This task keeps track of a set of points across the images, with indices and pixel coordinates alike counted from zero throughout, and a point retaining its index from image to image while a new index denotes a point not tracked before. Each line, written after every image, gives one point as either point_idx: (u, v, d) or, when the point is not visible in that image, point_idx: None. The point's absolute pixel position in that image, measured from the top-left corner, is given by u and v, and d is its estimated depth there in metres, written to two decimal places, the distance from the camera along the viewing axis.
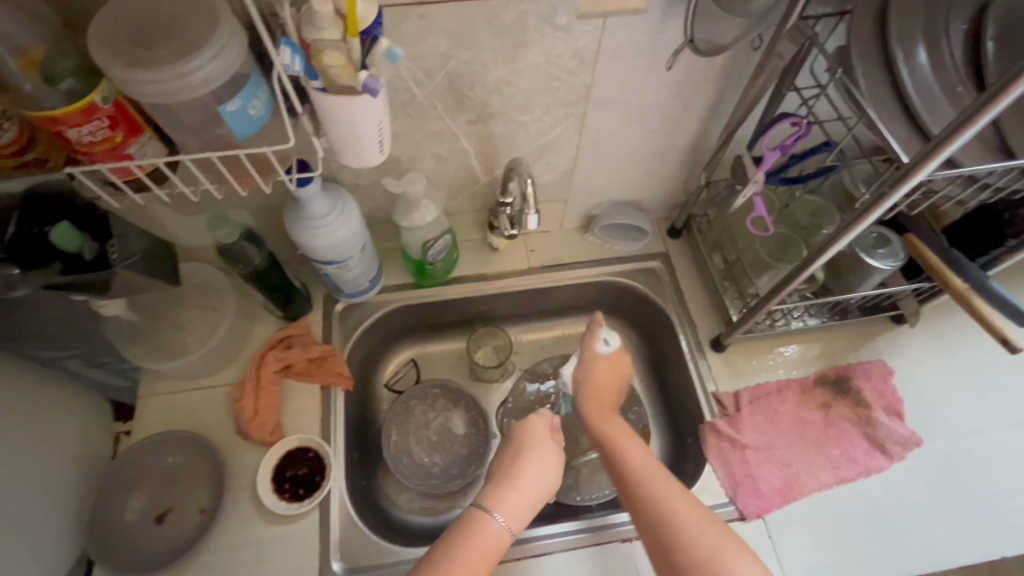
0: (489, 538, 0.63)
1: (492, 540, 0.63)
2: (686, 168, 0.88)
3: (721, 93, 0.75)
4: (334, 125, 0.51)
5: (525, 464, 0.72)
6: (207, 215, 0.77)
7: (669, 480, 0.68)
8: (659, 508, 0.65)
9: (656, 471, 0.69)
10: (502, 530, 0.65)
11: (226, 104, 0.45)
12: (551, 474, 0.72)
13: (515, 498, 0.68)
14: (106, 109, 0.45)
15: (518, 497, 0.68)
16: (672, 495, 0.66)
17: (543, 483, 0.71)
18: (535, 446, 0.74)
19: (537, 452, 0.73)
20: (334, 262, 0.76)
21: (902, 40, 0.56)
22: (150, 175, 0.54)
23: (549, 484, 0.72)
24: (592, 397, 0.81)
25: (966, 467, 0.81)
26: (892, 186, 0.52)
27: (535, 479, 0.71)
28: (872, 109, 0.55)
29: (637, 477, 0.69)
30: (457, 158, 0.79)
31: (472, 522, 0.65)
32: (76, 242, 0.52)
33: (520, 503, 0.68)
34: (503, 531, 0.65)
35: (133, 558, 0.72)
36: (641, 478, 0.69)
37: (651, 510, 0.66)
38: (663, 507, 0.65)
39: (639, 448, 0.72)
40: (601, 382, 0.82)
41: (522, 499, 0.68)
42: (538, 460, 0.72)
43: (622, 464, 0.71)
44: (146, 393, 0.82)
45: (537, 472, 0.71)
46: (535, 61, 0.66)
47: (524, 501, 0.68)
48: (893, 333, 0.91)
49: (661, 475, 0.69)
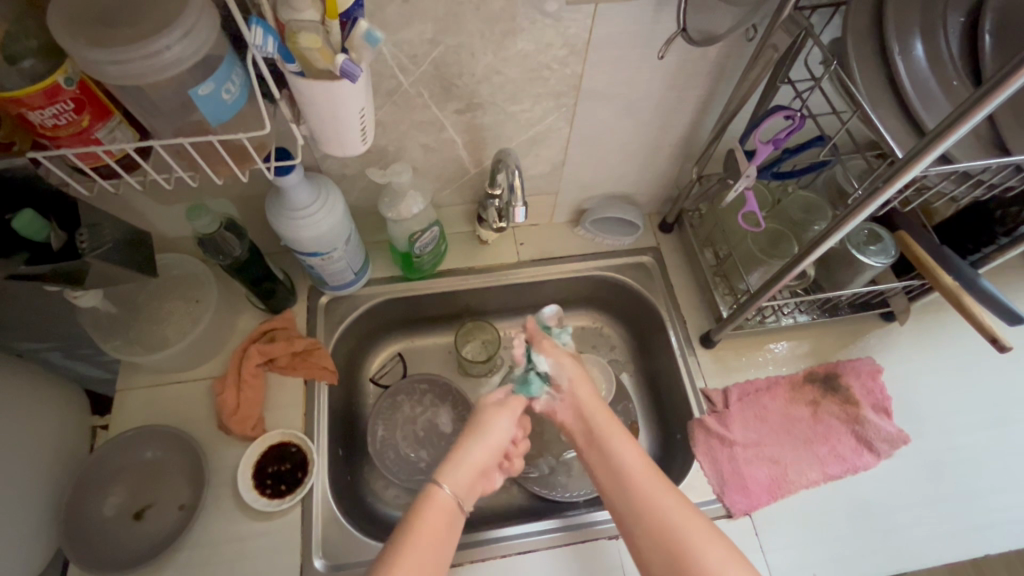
0: (439, 511, 0.62)
1: (445, 510, 0.63)
2: (678, 162, 0.87)
3: (715, 85, 0.73)
4: (313, 112, 0.49)
5: (475, 437, 0.69)
6: (186, 204, 0.75)
7: (665, 485, 0.66)
8: (655, 516, 0.64)
9: (652, 474, 0.67)
10: (450, 498, 0.64)
11: (197, 87, 0.43)
12: (500, 441, 0.70)
13: (458, 467, 0.67)
14: (71, 91, 0.43)
15: (466, 468, 0.67)
16: (670, 503, 0.65)
17: (488, 451, 0.69)
18: (485, 416, 0.72)
19: (485, 424, 0.71)
20: (318, 254, 0.74)
21: (898, 32, 0.55)
22: (121, 162, 0.51)
23: (495, 451, 0.70)
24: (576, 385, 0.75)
25: (953, 466, 0.81)
26: (886, 180, 0.51)
27: (479, 451, 0.69)
28: (867, 101, 0.54)
29: (632, 482, 0.66)
30: (445, 148, 0.77)
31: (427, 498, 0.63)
32: (41, 231, 0.51)
33: (468, 472, 0.66)
34: (450, 498, 0.64)
35: (109, 555, 0.70)
36: (637, 483, 0.66)
37: (649, 516, 0.64)
38: (661, 513, 0.64)
39: (632, 448, 0.69)
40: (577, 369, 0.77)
41: (470, 465, 0.67)
42: (497, 425, 0.71)
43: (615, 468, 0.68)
44: (124, 386, 0.80)
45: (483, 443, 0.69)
46: (524, 50, 0.64)
47: (469, 468, 0.67)
48: (883, 331, 0.90)
49: (657, 480, 0.67)
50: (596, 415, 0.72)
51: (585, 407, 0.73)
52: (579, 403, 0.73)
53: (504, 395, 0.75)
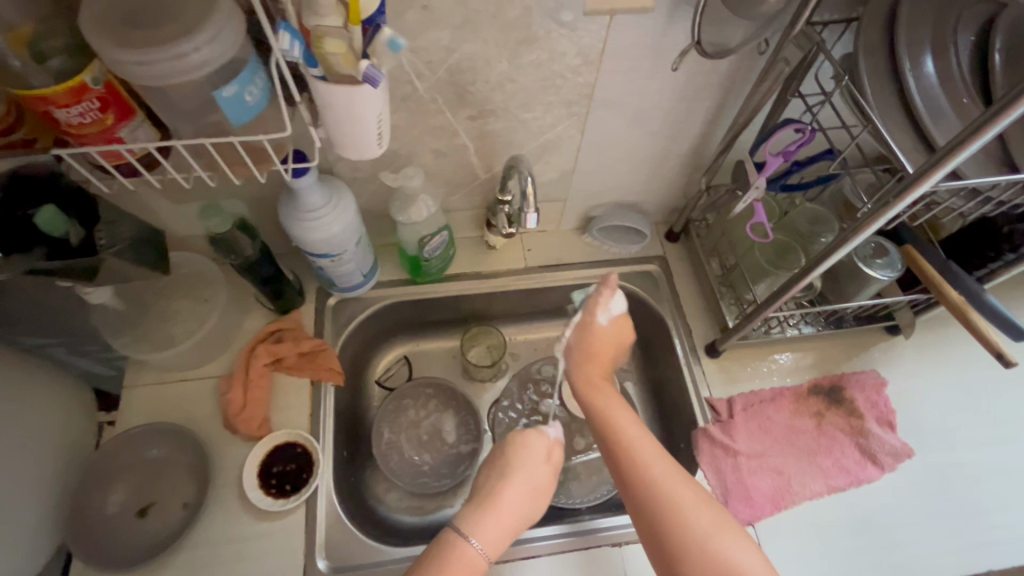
0: (468, 566, 0.60)
1: (472, 566, 0.60)
2: (686, 172, 0.88)
3: (725, 97, 0.74)
4: (331, 115, 0.50)
5: (512, 482, 0.67)
6: (199, 204, 0.76)
7: (664, 460, 0.64)
8: (648, 481, 0.63)
9: (653, 451, 0.65)
10: (481, 556, 0.61)
11: (222, 89, 0.44)
12: (536, 497, 0.67)
13: (494, 522, 0.64)
14: (97, 91, 0.44)
15: (499, 520, 0.64)
16: (670, 481, 0.62)
17: (526, 510, 0.67)
18: (525, 465, 0.69)
19: (524, 471, 0.68)
20: (329, 256, 0.74)
21: (908, 50, 0.55)
22: (141, 160, 0.52)
23: (535, 507, 0.67)
24: (582, 366, 0.73)
25: (956, 481, 0.81)
26: (895, 197, 0.51)
27: (519, 507, 0.66)
28: (879, 119, 0.55)
29: (633, 461, 0.64)
30: (456, 153, 0.78)
31: (457, 551, 0.61)
32: (62, 226, 0.51)
33: (502, 529, 0.64)
34: (482, 557, 0.61)
35: (112, 552, 0.70)
36: (636, 459, 0.64)
37: (648, 494, 0.62)
38: (660, 491, 0.62)
39: (634, 424, 0.67)
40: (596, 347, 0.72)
41: (507, 521, 0.65)
42: (533, 479, 0.68)
43: (617, 448, 0.66)
44: (131, 383, 0.80)
45: (519, 491, 0.67)
46: (538, 59, 0.65)
47: (503, 519, 0.65)
48: (888, 344, 0.91)
49: (660, 458, 0.64)
50: (596, 392, 0.70)
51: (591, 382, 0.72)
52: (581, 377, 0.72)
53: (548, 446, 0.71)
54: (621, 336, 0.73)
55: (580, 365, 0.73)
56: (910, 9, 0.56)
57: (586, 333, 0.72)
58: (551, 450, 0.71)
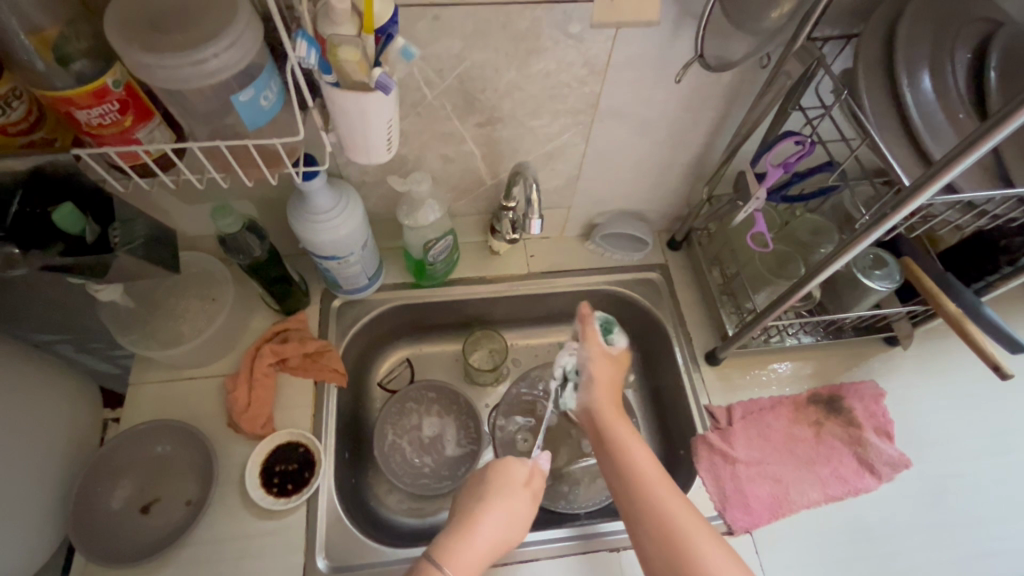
0: None
1: None
2: (689, 181, 0.89)
3: (728, 108, 0.76)
4: (343, 120, 0.51)
5: (498, 507, 0.67)
6: (210, 205, 0.77)
7: (672, 489, 0.67)
8: (658, 509, 0.65)
9: (662, 476, 0.68)
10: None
11: (238, 93, 0.45)
12: (514, 536, 0.67)
13: (471, 547, 0.64)
14: (118, 93, 0.45)
15: (477, 547, 0.64)
16: (676, 506, 0.66)
17: (506, 534, 0.66)
18: (512, 500, 0.69)
19: (505, 500, 0.68)
20: (335, 258, 0.76)
21: (908, 66, 0.56)
22: (157, 160, 0.53)
23: (513, 537, 0.67)
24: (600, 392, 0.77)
25: (953, 491, 0.82)
26: (893, 208, 0.53)
27: (496, 529, 0.66)
28: (876, 130, 0.56)
29: (642, 483, 0.67)
30: (463, 159, 0.79)
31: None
32: (78, 224, 0.52)
33: (480, 554, 0.64)
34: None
35: (114, 547, 0.71)
36: (643, 482, 0.67)
37: (653, 516, 0.65)
38: (665, 514, 0.65)
39: (645, 453, 0.71)
40: (604, 379, 0.78)
41: (484, 546, 0.65)
42: (520, 507, 0.68)
43: (626, 470, 0.69)
44: (138, 380, 0.82)
45: (499, 524, 0.66)
46: (545, 68, 0.67)
47: (486, 556, 0.64)
48: (887, 354, 0.91)
49: (665, 483, 0.68)
50: (610, 418, 0.74)
51: (609, 412, 0.75)
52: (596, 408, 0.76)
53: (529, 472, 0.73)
54: (619, 367, 0.81)
55: (598, 391, 0.77)
56: (909, 26, 0.57)
57: (598, 362, 0.79)
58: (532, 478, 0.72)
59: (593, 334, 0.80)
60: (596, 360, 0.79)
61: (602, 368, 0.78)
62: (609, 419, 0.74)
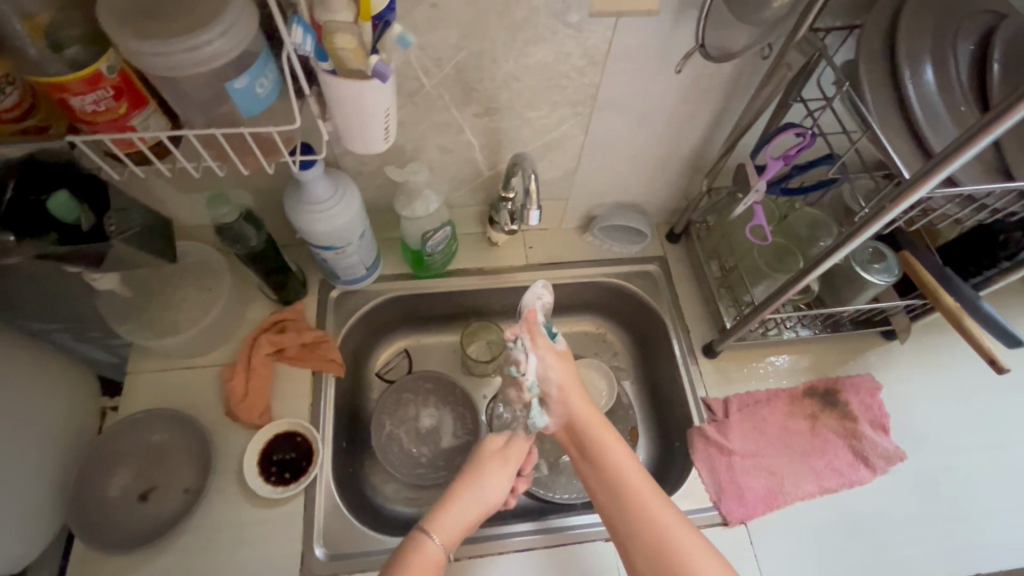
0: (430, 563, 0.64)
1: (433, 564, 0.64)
2: (688, 174, 0.89)
3: (728, 100, 0.75)
4: (339, 109, 0.51)
5: (471, 477, 0.71)
6: (207, 194, 0.77)
7: (662, 499, 0.68)
8: (646, 518, 0.66)
9: (654, 492, 0.68)
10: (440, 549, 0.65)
11: (234, 80, 0.45)
12: (490, 494, 0.71)
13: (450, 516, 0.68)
14: (111, 80, 0.44)
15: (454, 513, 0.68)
16: (671, 522, 0.66)
17: (481, 495, 0.70)
18: (482, 469, 0.72)
19: (478, 469, 0.72)
20: (332, 248, 0.75)
21: (909, 58, 0.56)
22: (152, 148, 0.53)
23: (489, 494, 0.71)
24: (564, 401, 0.74)
25: (947, 484, 0.83)
26: (892, 201, 0.52)
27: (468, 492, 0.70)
28: (877, 122, 0.56)
29: (636, 505, 0.67)
30: (461, 150, 0.78)
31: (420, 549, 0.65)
32: (73, 212, 0.52)
33: (458, 521, 0.68)
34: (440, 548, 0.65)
35: (112, 533, 0.71)
36: (637, 503, 0.67)
37: (649, 536, 0.65)
38: (653, 523, 0.66)
39: (634, 464, 0.70)
40: (568, 382, 0.74)
41: (462, 509, 0.69)
42: (493, 474, 0.72)
43: (614, 479, 0.69)
44: (135, 368, 0.82)
45: (471, 488, 0.70)
46: (544, 58, 0.66)
47: (466, 524, 0.68)
48: (884, 348, 0.92)
49: (658, 499, 0.68)
50: (596, 428, 0.72)
51: (592, 420, 0.73)
52: (574, 420, 0.73)
53: (505, 442, 0.76)
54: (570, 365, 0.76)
55: (563, 400, 0.73)
56: (910, 18, 0.56)
57: (556, 367, 0.74)
58: (512, 447, 0.75)
59: (537, 334, 0.75)
60: (554, 365, 0.74)
61: (567, 372, 0.75)
62: (589, 425, 0.72)
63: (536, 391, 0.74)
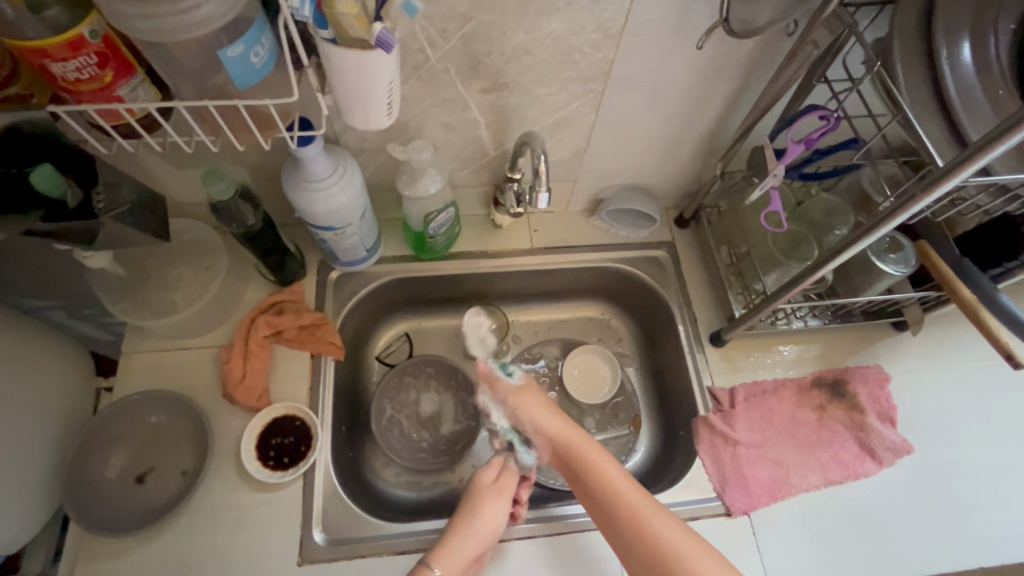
0: None
1: None
2: (701, 156, 0.85)
3: (747, 79, 0.72)
4: (340, 81, 0.48)
5: (472, 512, 0.71)
6: (202, 170, 0.74)
7: (649, 500, 0.67)
8: (635, 521, 0.65)
9: (646, 500, 0.67)
10: None
11: (227, 48, 0.42)
12: (491, 527, 0.70)
13: (455, 549, 0.67)
14: (95, 45, 0.41)
15: (458, 546, 0.67)
16: (667, 530, 0.64)
17: (483, 527, 0.69)
18: (481, 502, 0.72)
19: (477, 501, 0.72)
20: (332, 229, 0.73)
21: (946, 36, 0.53)
22: (141, 121, 0.50)
23: (491, 529, 0.70)
24: (538, 433, 0.76)
25: (953, 477, 0.82)
26: (922, 190, 0.50)
27: (469, 524, 0.69)
28: (908, 104, 0.53)
29: (630, 517, 0.65)
30: (467, 128, 0.75)
31: None
32: (58, 186, 0.49)
33: (461, 555, 0.67)
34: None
35: (109, 516, 0.70)
36: (630, 514, 0.66)
37: (647, 549, 0.64)
38: (642, 526, 0.65)
39: (616, 469, 0.70)
40: (533, 409, 0.77)
41: (462, 543, 0.67)
42: (493, 507, 0.71)
43: (600, 486, 0.68)
44: (131, 349, 0.80)
45: (473, 520, 0.70)
46: (556, 30, 0.62)
47: (469, 556, 0.67)
48: (894, 339, 0.90)
49: (651, 506, 0.66)
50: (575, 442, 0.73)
51: (568, 439, 0.74)
52: (557, 438, 0.75)
53: (496, 472, 0.77)
54: (535, 391, 0.80)
55: (535, 434, 0.76)
56: None
57: (516, 400, 0.78)
58: (500, 475, 0.76)
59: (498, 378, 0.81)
60: (513, 401, 0.79)
61: (530, 406, 0.78)
62: (569, 440, 0.74)
63: (514, 435, 0.80)
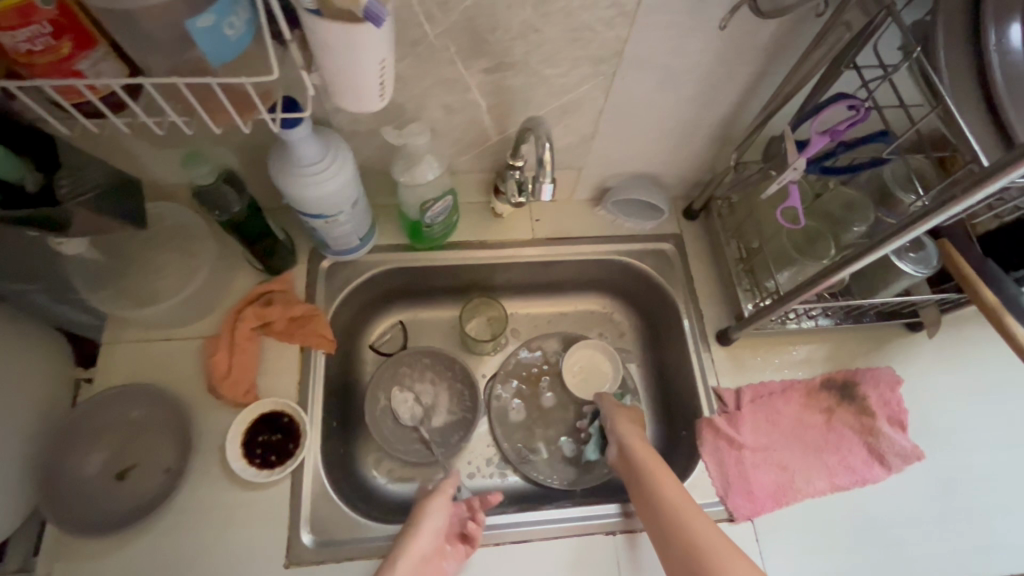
0: None
1: None
2: (715, 145, 0.81)
3: (769, 64, 0.67)
4: (325, 58, 0.43)
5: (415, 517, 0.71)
6: (184, 151, 0.70)
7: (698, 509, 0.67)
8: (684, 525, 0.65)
9: (693, 505, 0.67)
10: None
11: (196, 18, 0.38)
12: (435, 524, 0.70)
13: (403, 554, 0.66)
14: (48, 12, 0.37)
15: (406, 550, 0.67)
16: (712, 535, 0.64)
17: (427, 526, 0.69)
18: (422, 506, 0.72)
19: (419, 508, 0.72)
20: (322, 217, 0.68)
21: (996, 20, 0.48)
22: (106, 99, 0.46)
23: (433, 525, 0.69)
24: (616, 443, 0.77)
25: (962, 484, 0.79)
26: (965, 190, 0.46)
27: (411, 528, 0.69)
28: (949, 96, 0.48)
29: (674, 514, 0.66)
30: (467, 110, 0.70)
31: None
32: (17, 171, 0.46)
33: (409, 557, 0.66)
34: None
35: (87, 515, 0.67)
36: (677, 513, 0.66)
37: (681, 543, 0.64)
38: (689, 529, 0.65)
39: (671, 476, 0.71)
40: (621, 425, 0.79)
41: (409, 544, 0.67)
42: (434, 509, 0.71)
43: (654, 488, 0.69)
44: (111, 341, 0.76)
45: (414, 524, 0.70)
46: (567, 6, 0.57)
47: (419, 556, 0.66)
48: (907, 340, 0.87)
49: (700, 514, 0.66)
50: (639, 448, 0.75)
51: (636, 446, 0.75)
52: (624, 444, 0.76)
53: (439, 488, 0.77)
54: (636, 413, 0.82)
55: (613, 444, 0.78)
56: None
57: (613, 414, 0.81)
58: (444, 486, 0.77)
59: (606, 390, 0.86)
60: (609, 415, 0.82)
61: (621, 423, 0.79)
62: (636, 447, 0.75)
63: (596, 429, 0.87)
